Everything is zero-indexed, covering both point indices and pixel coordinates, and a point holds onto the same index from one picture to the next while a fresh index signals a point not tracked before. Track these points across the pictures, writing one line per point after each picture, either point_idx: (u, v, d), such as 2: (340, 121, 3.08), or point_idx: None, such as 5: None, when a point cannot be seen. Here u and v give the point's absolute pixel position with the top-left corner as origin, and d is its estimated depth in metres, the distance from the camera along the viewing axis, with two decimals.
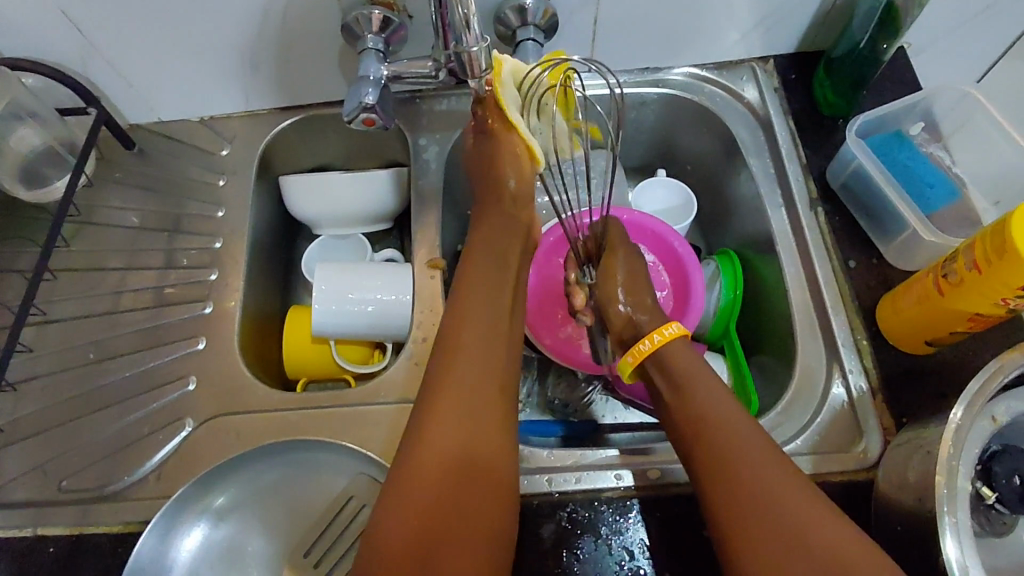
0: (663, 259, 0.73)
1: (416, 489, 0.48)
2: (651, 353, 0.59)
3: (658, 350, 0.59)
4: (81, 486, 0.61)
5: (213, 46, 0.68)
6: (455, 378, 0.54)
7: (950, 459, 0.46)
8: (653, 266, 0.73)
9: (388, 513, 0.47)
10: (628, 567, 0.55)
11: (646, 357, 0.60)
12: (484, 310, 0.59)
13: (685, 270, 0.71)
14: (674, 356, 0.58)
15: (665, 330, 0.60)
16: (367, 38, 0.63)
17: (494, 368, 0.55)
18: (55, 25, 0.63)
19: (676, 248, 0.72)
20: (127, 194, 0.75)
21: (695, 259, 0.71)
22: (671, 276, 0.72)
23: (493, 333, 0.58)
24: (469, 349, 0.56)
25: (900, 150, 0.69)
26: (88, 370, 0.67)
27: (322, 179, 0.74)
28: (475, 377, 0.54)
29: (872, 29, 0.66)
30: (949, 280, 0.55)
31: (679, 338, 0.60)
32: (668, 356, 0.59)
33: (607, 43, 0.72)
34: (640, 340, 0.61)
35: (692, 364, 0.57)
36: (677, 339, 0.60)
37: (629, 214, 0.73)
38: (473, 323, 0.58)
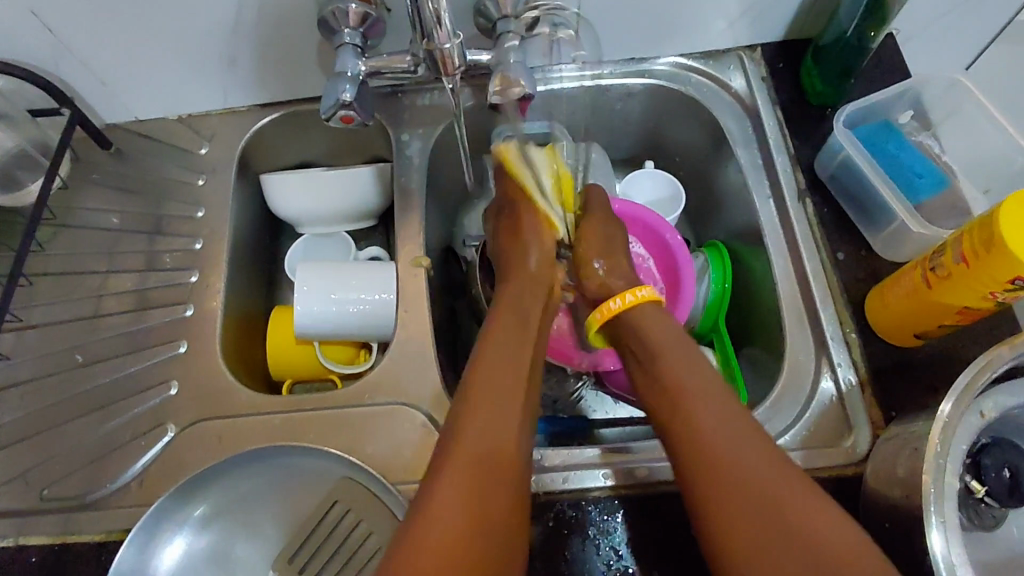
0: (655, 252, 0.72)
1: (462, 480, 0.45)
2: (620, 312, 0.60)
3: (627, 308, 0.60)
4: (63, 494, 0.61)
5: (187, 42, 0.66)
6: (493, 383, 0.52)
7: (937, 457, 0.46)
8: (645, 260, 0.72)
9: (438, 507, 0.43)
10: (615, 567, 0.54)
11: (614, 315, 0.61)
12: (512, 333, 0.57)
13: (675, 262, 0.70)
14: (651, 330, 0.57)
15: (639, 292, 0.61)
16: (344, 33, 0.61)
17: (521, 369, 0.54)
18: (22, 24, 0.62)
19: (670, 240, 0.71)
20: (104, 195, 0.74)
21: (688, 254, 0.70)
22: (664, 269, 0.72)
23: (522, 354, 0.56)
24: (503, 364, 0.54)
25: (889, 139, 0.68)
26: (68, 376, 0.66)
27: (303, 176, 0.72)
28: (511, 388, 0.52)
29: (860, 15, 0.64)
30: (937, 273, 0.54)
31: (650, 301, 0.60)
32: (636, 322, 0.58)
33: (591, 34, 0.70)
34: (611, 298, 0.62)
35: (667, 336, 0.56)
36: (648, 302, 0.60)
37: (621, 204, 0.72)
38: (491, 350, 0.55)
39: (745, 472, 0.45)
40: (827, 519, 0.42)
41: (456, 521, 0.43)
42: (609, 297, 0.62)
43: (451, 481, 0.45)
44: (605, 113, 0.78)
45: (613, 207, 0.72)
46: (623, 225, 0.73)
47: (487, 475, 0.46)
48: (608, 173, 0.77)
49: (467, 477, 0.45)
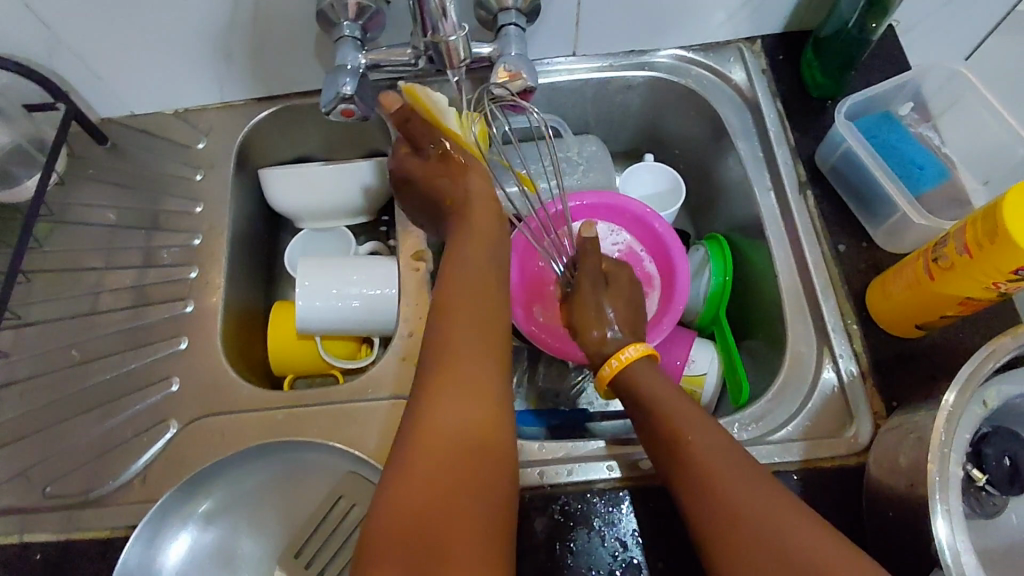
0: (647, 242, 0.72)
1: (438, 456, 0.44)
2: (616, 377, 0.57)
3: (621, 373, 0.58)
4: (65, 491, 0.60)
5: (183, 36, 0.65)
6: (454, 357, 0.50)
7: (941, 445, 0.46)
8: (637, 253, 0.72)
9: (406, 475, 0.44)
10: (621, 558, 0.55)
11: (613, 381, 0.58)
12: (471, 293, 0.55)
13: (668, 251, 0.70)
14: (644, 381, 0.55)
15: (622, 354, 0.58)
16: (343, 25, 0.60)
17: (490, 314, 0.54)
18: (17, 17, 0.61)
19: (657, 228, 0.71)
20: (101, 191, 0.73)
21: (678, 242, 0.70)
22: (657, 259, 0.72)
23: (482, 318, 0.53)
24: (465, 337, 0.51)
25: (890, 132, 0.68)
26: (69, 373, 0.66)
27: (300, 171, 0.72)
28: (475, 359, 0.50)
29: (861, 10, 0.64)
30: (939, 264, 0.54)
31: (643, 357, 0.58)
32: (628, 377, 0.57)
33: (591, 25, 0.70)
34: (601, 364, 0.59)
35: (660, 385, 0.55)
36: (638, 360, 0.58)
37: (607, 196, 0.71)
38: (455, 283, 0.55)
39: (729, 512, 0.45)
40: (815, 535, 0.43)
41: (409, 501, 0.42)
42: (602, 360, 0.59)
43: (415, 460, 0.44)
44: (604, 105, 0.78)
45: (599, 200, 0.71)
46: (609, 216, 0.73)
47: (452, 454, 0.45)
48: (608, 166, 0.77)
49: (432, 439, 0.45)
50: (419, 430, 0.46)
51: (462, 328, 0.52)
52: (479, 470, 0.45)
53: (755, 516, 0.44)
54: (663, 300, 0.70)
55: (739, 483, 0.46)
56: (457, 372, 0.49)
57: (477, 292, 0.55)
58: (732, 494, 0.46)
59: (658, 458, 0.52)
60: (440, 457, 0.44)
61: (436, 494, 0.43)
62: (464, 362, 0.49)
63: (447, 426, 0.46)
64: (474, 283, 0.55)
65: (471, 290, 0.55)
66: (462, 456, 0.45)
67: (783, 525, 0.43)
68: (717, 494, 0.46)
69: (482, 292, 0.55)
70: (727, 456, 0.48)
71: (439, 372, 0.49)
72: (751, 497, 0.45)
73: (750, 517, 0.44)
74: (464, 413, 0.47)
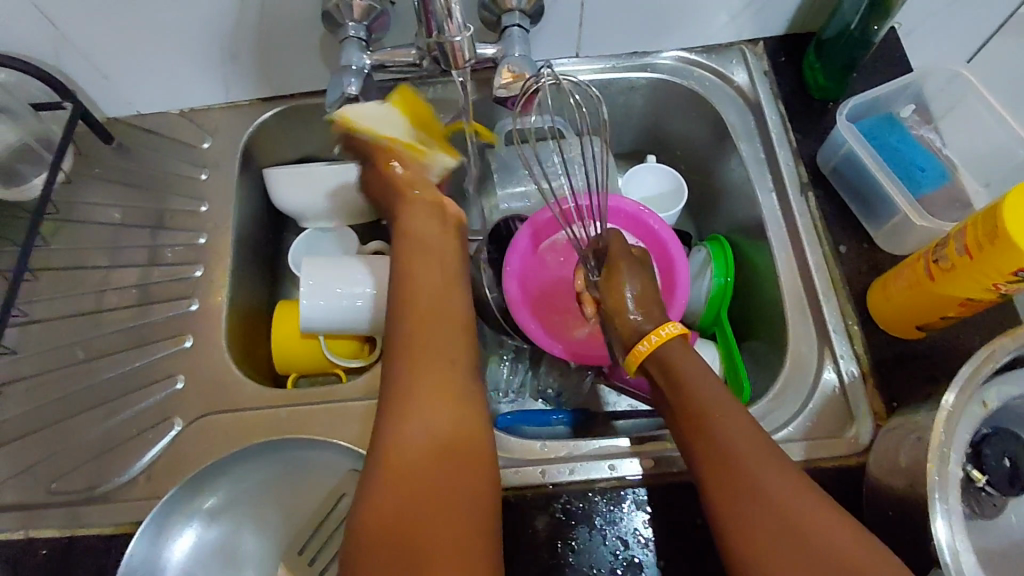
0: (647, 241, 0.71)
1: (410, 466, 0.44)
2: (654, 355, 0.54)
3: (658, 351, 0.55)
4: (70, 488, 0.61)
5: (190, 36, 0.66)
6: (420, 369, 0.49)
7: (941, 445, 0.46)
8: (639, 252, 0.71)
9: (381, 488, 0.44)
10: (622, 557, 0.55)
11: (649, 358, 0.55)
12: (428, 301, 0.54)
13: (665, 249, 0.70)
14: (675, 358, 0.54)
15: (664, 330, 0.55)
16: (348, 26, 0.61)
17: (449, 314, 0.53)
18: (25, 17, 0.61)
19: (654, 225, 0.71)
20: (107, 190, 0.73)
21: (675, 239, 0.70)
22: (659, 258, 0.71)
23: (445, 328, 0.52)
24: (429, 352, 0.50)
25: (892, 133, 0.69)
26: (74, 370, 0.66)
27: (305, 171, 0.72)
28: (439, 369, 0.49)
29: (863, 11, 0.65)
30: (940, 265, 0.55)
31: (678, 339, 0.55)
32: (667, 358, 0.54)
33: (594, 27, 0.70)
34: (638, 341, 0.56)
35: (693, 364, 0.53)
36: (676, 340, 0.55)
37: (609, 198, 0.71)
38: (414, 284, 0.55)
39: (764, 516, 0.44)
40: (851, 542, 0.43)
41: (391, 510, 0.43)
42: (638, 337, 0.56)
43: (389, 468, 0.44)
44: (607, 106, 0.78)
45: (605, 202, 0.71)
46: (606, 218, 0.72)
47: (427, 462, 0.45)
48: (610, 167, 0.77)
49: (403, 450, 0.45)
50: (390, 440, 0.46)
51: (425, 336, 0.51)
52: (458, 476, 0.45)
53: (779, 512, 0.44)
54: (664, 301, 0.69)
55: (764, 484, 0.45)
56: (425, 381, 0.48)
57: (439, 304, 0.54)
58: (750, 486, 0.46)
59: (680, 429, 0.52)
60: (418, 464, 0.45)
61: (416, 505, 0.43)
62: (426, 373, 0.49)
63: (420, 436, 0.46)
64: (436, 289, 0.55)
65: (429, 294, 0.54)
66: (434, 462, 0.45)
67: (801, 512, 0.44)
68: (736, 477, 0.47)
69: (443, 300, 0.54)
70: (764, 458, 0.47)
71: (402, 385, 0.48)
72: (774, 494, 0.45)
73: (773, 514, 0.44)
74: (434, 417, 0.47)
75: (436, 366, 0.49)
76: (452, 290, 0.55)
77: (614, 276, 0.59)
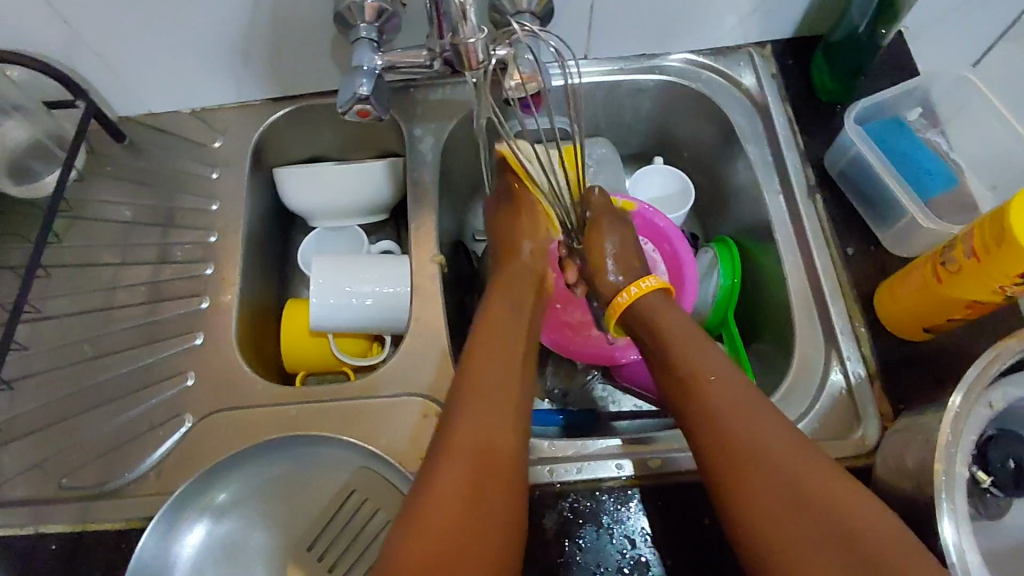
0: (647, 235, 0.73)
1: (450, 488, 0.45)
2: (630, 306, 0.60)
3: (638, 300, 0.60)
4: (81, 484, 0.61)
5: (202, 35, 0.67)
6: (478, 402, 0.50)
7: (948, 446, 0.47)
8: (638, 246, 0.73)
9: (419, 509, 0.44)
10: (629, 556, 0.55)
11: (627, 308, 0.60)
12: (503, 341, 0.56)
13: (673, 246, 0.71)
14: (663, 318, 0.57)
15: (643, 283, 0.61)
16: (360, 27, 0.61)
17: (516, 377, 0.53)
18: (40, 16, 0.62)
19: (659, 222, 0.72)
20: (118, 188, 0.74)
21: (682, 236, 0.71)
22: (659, 251, 0.72)
23: (515, 365, 0.54)
24: (484, 392, 0.51)
25: (899, 136, 0.69)
26: (85, 367, 0.67)
27: (316, 171, 0.73)
28: (503, 393, 0.51)
29: (871, 15, 0.65)
30: (947, 267, 0.55)
31: (658, 290, 0.60)
32: (647, 307, 0.59)
33: (603, 29, 0.71)
34: (618, 293, 0.62)
35: (682, 322, 0.57)
36: (655, 292, 0.60)
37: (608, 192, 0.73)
38: (485, 342, 0.56)
39: (757, 461, 0.46)
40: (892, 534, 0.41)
41: (434, 507, 0.44)
42: (618, 290, 0.62)
43: (444, 468, 0.46)
44: (615, 108, 0.79)
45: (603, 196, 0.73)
46: None
47: (479, 470, 0.46)
48: (617, 168, 0.78)
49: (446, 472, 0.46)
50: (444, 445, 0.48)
51: (484, 385, 0.52)
52: (498, 506, 0.45)
53: (817, 502, 0.43)
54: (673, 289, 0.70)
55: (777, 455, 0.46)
56: (487, 399, 0.51)
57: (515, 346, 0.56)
58: (761, 461, 0.46)
59: (673, 393, 0.53)
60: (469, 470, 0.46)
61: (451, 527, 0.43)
62: (490, 393, 0.51)
63: (471, 442, 0.47)
64: (510, 329, 0.58)
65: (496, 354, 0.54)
66: (486, 472, 0.46)
67: (849, 508, 0.42)
68: (722, 428, 0.48)
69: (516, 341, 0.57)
70: (792, 451, 0.46)
71: (460, 413, 0.50)
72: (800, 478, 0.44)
73: (820, 512, 0.42)
74: (494, 432, 0.49)
75: (494, 414, 0.50)
76: (516, 329, 0.59)
77: (595, 235, 0.65)
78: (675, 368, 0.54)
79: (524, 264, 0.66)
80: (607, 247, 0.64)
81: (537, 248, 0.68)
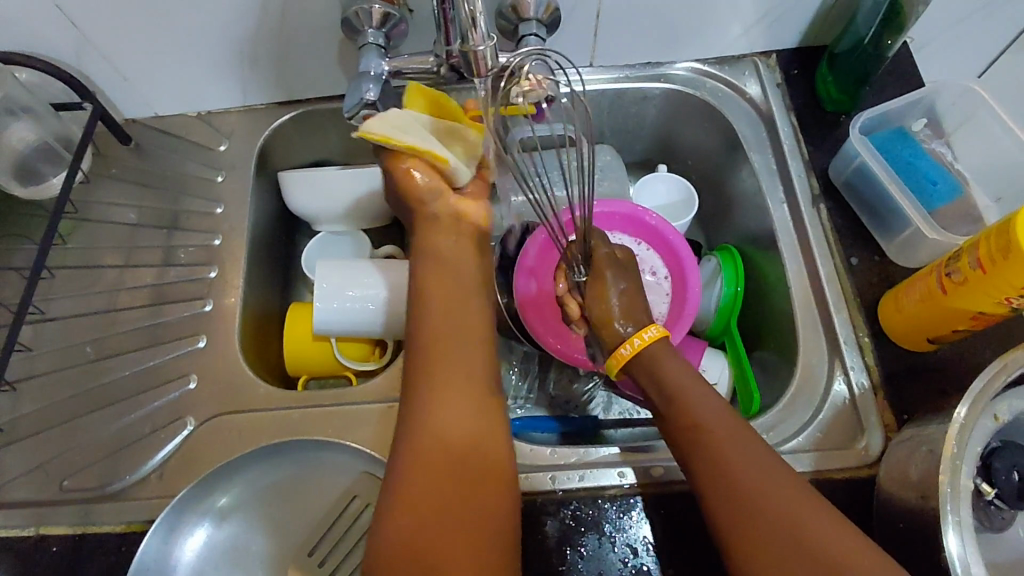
0: (643, 237, 0.72)
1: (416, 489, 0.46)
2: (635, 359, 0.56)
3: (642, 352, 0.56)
4: (81, 486, 0.61)
5: (209, 40, 0.67)
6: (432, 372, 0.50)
7: (953, 457, 0.47)
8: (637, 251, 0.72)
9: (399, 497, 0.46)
10: (631, 565, 0.55)
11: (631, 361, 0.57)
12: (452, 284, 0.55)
13: (669, 242, 0.71)
14: (668, 371, 0.54)
15: (646, 333, 0.57)
16: (367, 33, 0.62)
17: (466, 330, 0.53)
18: (49, 18, 0.62)
19: (650, 221, 0.71)
20: (124, 190, 0.74)
21: (675, 228, 0.71)
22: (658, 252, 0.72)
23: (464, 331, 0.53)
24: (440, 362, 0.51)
25: (905, 147, 0.69)
26: (87, 369, 0.67)
27: (321, 175, 0.72)
28: (452, 366, 0.51)
29: (878, 25, 0.65)
30: (953, 279, 0.55)
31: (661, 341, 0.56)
32: (651, 360, 0.55)
33: (610, 37, 0.71)
34: (620, 345, 0.57)
35: (683, 374, 0.54)
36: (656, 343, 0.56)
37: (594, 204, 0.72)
38: (436, 289, 0.55)
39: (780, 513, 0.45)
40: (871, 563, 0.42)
41: (414, 533, 0.45)
42: (621, 340, 0.57)
43: (414, 481, 0.46)
44: (619, 115, 0.79)
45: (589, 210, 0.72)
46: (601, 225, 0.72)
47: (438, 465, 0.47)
48: (622, 176, 0.78)
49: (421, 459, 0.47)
50: (415, 448, 0.47)
51: (441, 354, 0.51)
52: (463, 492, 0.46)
53: (780, 516, 0.45)
54: (676, 303, 0.70)
55: (747, 470, 0.48)
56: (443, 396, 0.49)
57: (457, 309, 0.54)
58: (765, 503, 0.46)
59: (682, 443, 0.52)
60: (434, 476, 0.46)
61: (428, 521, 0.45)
62: (445, 391, 0.50)
63: (433, 435, 0.48)
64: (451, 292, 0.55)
65: (453, 305, 0.55)
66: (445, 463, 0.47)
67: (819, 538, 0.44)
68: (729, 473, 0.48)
69: (459, 328, 0.53)
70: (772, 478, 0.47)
71: (417, 388, 0.50)
72: (755, 493, 0.46)
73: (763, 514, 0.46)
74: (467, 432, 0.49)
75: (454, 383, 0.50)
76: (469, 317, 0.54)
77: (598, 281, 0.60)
78: (681, 415, 0.52)
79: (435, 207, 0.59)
80: (611, 297, 0.59)
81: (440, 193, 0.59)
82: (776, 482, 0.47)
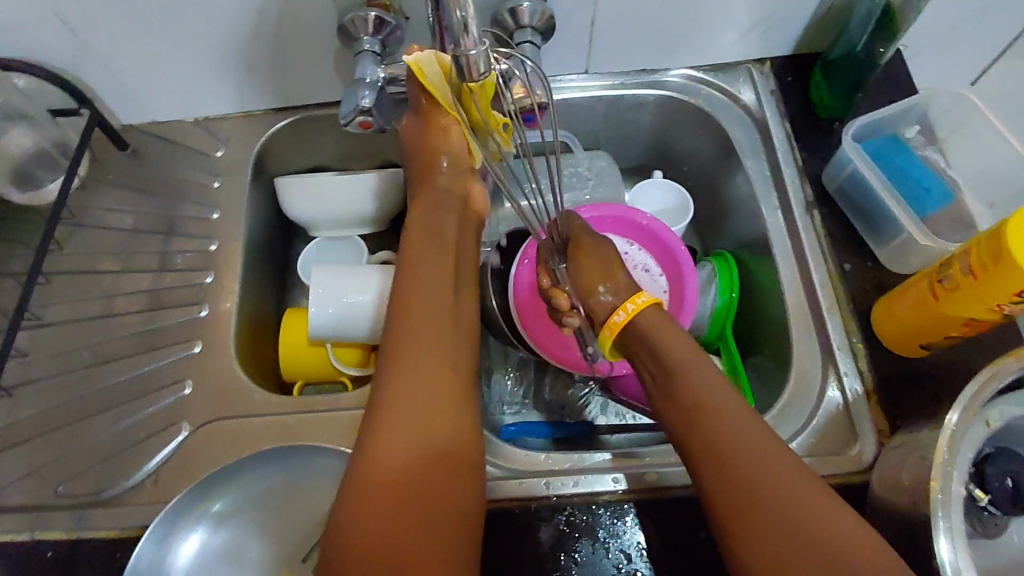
0: (636, 238, 0.73)
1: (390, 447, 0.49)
2: (631, 324, 0.58)
3: (637, 317, 0.58)
4: (77, 491, 0.61)
5: (206, 46, 0.67)
6: (410, 343, 0.55)
7: (944, 464, 0.47)
8: (630, 254, 0.73)
9: (374, 451, 0.50)
10: (625, 571, 0.55)
11: (626, 326, 0.59)
12: (432, 258, 0.61)
13: (662, 241, 0.72)
14: (663, 338, 0.56)
15: (639, 298, 0.60)
16: (363, 40, 0.63)
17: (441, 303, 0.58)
18: (47, 25, 0.63)
19: (641, 221, 0.72)
20: (121, 196, 0.74)
21: (666, 227, 0.72)
22: (652, 251, 0.73)
23: (436, 304, 0.58)
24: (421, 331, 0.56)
25: (896, 153, 0.69)
26: (83, 374, 0.67)
27: (318, 181, 0.73)
28: (429, 332, 0.56)
29: (871, 32, 0.67)
30: (944, 285, 0.55)
31: (652, 306, 0.59)
32: (641, 325, 0.58)
33: (605, 44, 0.71)
34: (613, 312, 0.60)
35: (687, 352, 0.55)
36: (650, 307, 0.59)
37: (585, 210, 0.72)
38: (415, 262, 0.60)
39: (744, 467, 0.48)
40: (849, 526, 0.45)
41: (379, 496, 0.48)
42: (612, 309, 0.60)
43: (385, 438, 0.50)
44: (615, 121, 0.79)
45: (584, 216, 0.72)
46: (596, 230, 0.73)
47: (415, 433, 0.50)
48: (617, 181, 0.78)
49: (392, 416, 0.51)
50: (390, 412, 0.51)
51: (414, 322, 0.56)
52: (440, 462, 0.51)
53: (755, 480, 0.48)
54: (674, 301, 0.70)
55: (739, 443, 0.50)
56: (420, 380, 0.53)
57: (438, 286, 0.59)
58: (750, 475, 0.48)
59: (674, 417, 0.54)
60: (410, 447, 0.50)
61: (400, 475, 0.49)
62: (412, 367, 0.53)
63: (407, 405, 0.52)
64: (433, 268, 0.60)
65: (433, 279, 0.59)
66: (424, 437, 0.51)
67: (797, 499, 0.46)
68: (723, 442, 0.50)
69: (428, 293, 0.58)
70: (743, 441, 0.50)
71: (394, 361, 0.54)
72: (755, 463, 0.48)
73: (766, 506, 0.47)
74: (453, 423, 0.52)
75: (429, 355, 0.54)
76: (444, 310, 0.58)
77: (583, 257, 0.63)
78: (676, 390, 0.55)
79: (443, 185, 0.65)
80: (594, 266, 0.62)
81: (455, 169, 0.65)
82: (751, 449, 0.49)
